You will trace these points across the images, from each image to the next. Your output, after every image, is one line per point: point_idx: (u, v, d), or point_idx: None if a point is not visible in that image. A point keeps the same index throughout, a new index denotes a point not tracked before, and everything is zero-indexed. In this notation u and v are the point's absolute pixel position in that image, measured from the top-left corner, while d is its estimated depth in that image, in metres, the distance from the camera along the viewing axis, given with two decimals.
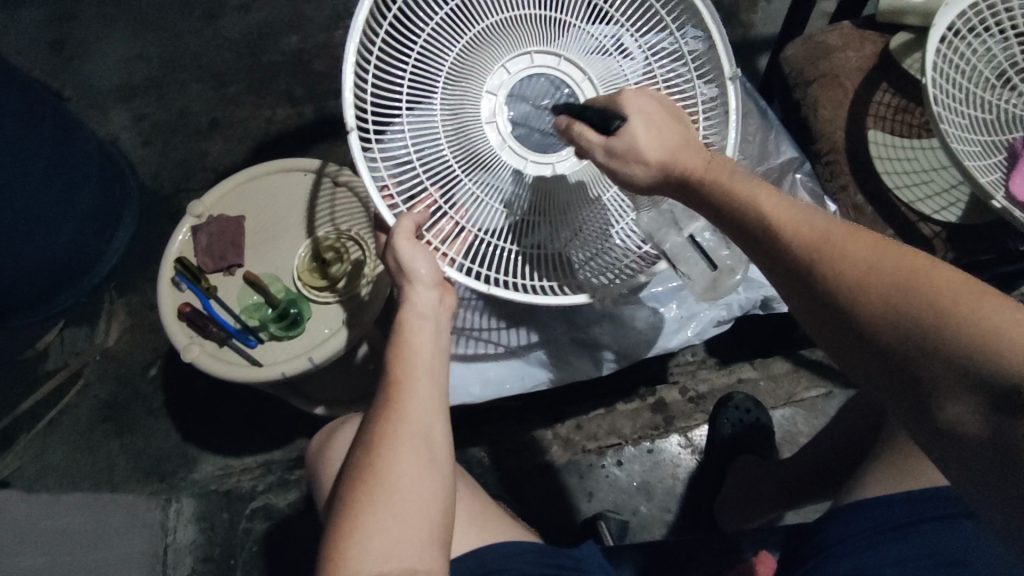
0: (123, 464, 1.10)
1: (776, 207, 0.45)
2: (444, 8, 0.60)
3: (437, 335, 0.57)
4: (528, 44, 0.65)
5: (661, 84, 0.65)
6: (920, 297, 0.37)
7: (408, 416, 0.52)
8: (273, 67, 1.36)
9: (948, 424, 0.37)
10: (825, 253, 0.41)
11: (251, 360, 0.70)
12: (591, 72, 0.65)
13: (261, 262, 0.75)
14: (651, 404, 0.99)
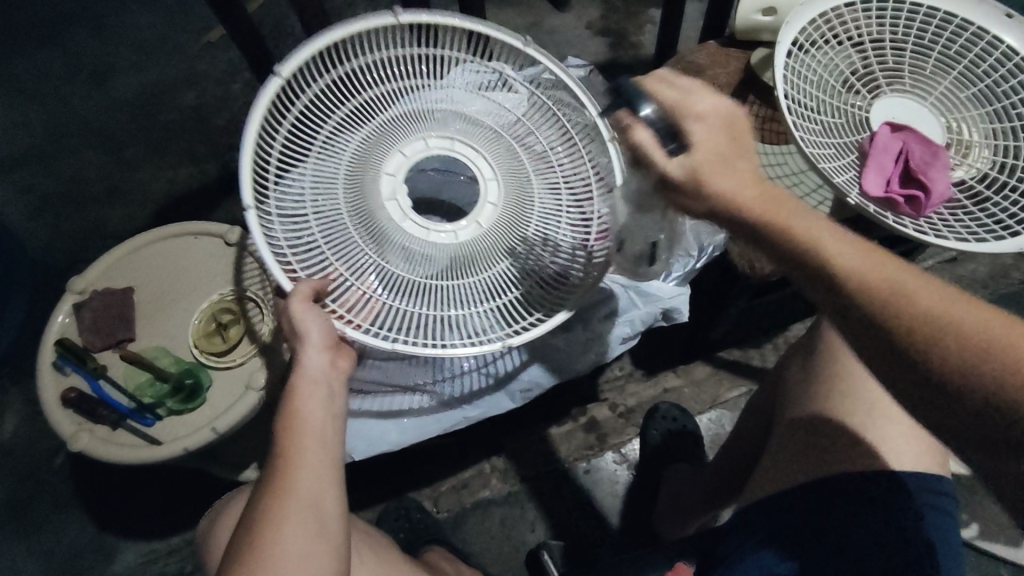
0: (33, 567, 1.02)
1: (811, 228, 0.45)
2: (349, 107, 0.65)
3: (331, 397, 0.57)
4: (427, 129, 0.67)
5: (558, 168, 0.69)
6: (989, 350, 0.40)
7: (296, 486, 0.51)
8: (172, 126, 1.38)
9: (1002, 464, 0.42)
10: (889, 294, 0.42)
11: (149, 440, 0.66)
12: (487, 152, 0.68)
13: (154, 333, 0.71)
14: (583, 424, 1.00)
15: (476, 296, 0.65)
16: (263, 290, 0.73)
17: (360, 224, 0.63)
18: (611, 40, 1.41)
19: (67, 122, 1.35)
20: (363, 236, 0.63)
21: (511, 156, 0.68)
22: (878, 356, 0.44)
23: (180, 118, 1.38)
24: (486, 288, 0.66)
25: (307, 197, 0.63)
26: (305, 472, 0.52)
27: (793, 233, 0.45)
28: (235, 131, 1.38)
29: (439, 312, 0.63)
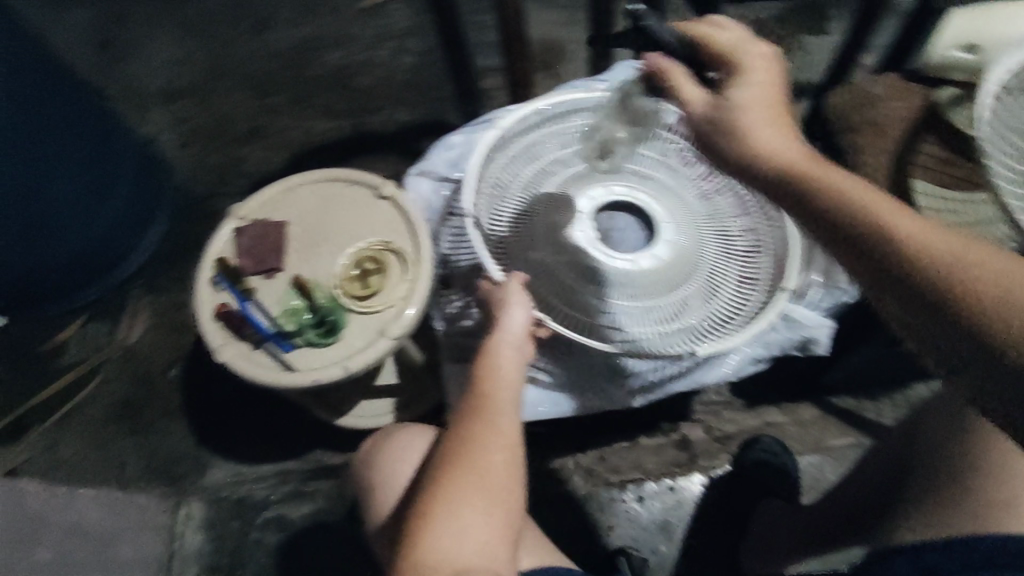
0: (135, 463, 1.10)
1: (926, 234, 0.41)
2: (543, 158, 0.73)
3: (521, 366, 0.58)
4: (610, 179, 0.73)
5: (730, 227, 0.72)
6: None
7: (499, 423, 0.54)
8: (315, 80, 1.43)
9: None
10: (949, 251, 0.40)
11: (284, 366, 0.69)
12: (665, 206, 0.72)
13: (300, 267, 0.74)
14: (675, 441, 0.98)
15: (649, 321, 0.67)
16: (409, 245, 0.74)
17: (551, 247, 0.69)
18: None
19: (226, 65, 1.43)
20: (553, 257, 0.69)
21: (686, 212, 0.72)
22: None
23: (324, 74, 1.43)
24: (659, 314, 0.68)
25: (505, 220, 0.71)
26: (502, 427, 0.54)
27: (880, 219, 0.42)
28: (372, 94, 1.42)
29: (616, 329, 0.67)
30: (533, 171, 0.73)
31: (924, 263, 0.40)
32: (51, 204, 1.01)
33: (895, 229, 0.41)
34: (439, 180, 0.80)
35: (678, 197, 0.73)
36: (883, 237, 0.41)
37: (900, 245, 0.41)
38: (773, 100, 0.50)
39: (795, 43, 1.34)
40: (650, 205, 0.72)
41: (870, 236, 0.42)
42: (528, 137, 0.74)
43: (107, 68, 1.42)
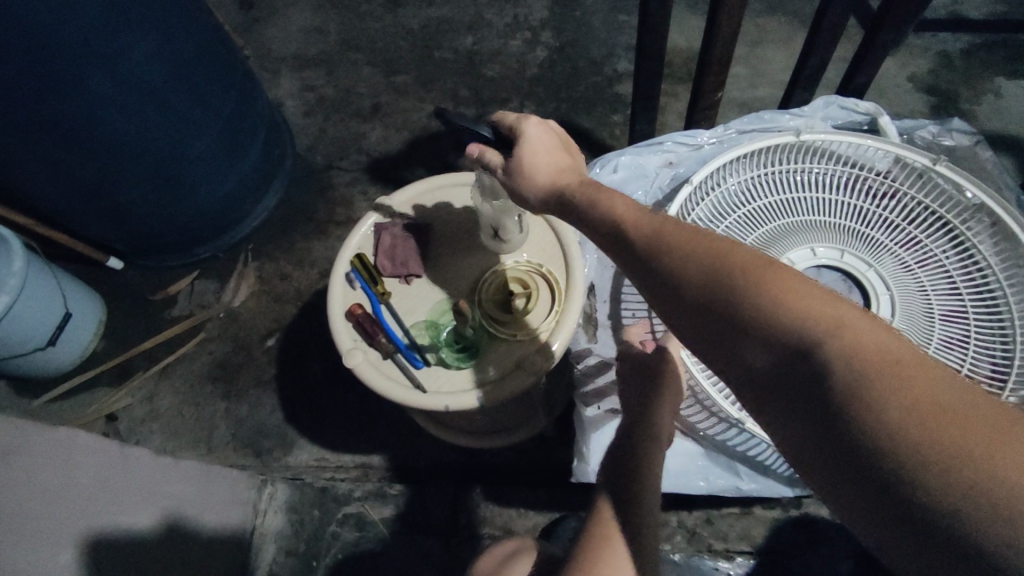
0: (224, 428, 1.09)
1: (709, 263, 0.42)
2: (739, 211, 0.70)
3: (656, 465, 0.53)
4: (813, 239, 0.69)
5: (966, 294, 0.64)
6: (768, 295, 0.38)
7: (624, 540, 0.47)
8: (443, 63, 1.38)
9: (849, 465, 0.33)
10: (689, 244, 0.44)
11: (415, 383, 0.65)
12: (879, 268, 0.68)
13: (444, 276, 0.70)
14: (794, 519, 0.87)
15: None
16: (561, 273, 0.69)
17: None
18: (937, 100, 1.20)
19: (356, 37, 1.42)
20: None
21: (907, 281, 0.67)
22: (799, 425, 0.36)
23: (453, 58, 1.38)
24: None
25: None
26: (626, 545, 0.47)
27: (661, 244, 0.45)
28: (499, 85, 1.34)
29: None
30: (735, 222, 0.70)
31: (705, 287, 0.41)
32: (179, 161, 0.99)
33: (676, 259, 0.44)
34: None
35: (903, 267, 0.67)
36: (673, 267, 0.43)
37: (677, 269, 0.43)
38: (550, 144, 0.57)
39: (982, 86, 1.19)
40: (860, 269, 0.68)
41: (652, 259, 0.45)
42: (727, 184, 0.71)
43: (247, 30, 1.44)
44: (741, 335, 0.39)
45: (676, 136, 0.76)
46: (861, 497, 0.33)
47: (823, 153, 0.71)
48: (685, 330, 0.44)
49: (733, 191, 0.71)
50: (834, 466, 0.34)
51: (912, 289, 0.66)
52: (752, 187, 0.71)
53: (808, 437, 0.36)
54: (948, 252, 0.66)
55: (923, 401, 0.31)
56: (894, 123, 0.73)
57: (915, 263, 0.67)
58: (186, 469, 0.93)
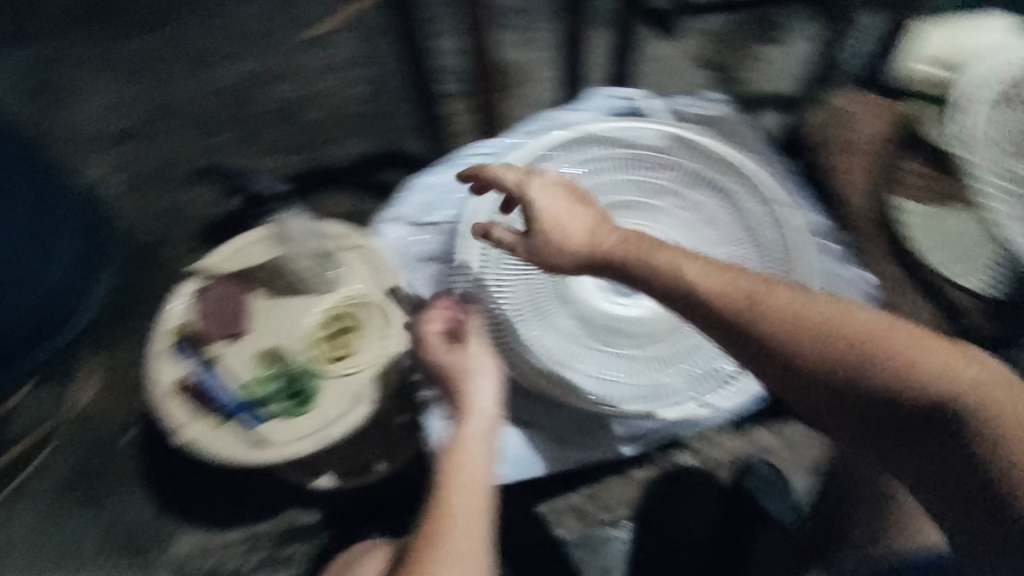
0: (94, 537, 1.02)
1: (791, 309, 0.51)
2: None
3: (480, 476, 0.54)
4: (609, 221, 0.75)
5: (742, 244, 0.73)
6: (845, 348, 0.50)
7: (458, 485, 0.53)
8: (263, 115, 1.37)
9: (931, 457, 0.49)
10: (740, 302, 0.51)
11: (259, 440, 0.65)
12: (671, 235, 0.75)
13: (265, 330, 0.69)
14: (664, 471, 0.96)
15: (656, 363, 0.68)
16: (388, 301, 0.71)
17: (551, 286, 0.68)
18: (716, 74, 1.37)
19: (165, 104, 1.37)
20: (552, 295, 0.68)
21: (696, 242, 0.75)
22: (885, 425, 0.50)
23: (275, 108, 1.37)
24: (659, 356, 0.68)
25: None
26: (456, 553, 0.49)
27: (717, 300, 0.52)
28: (326, 127, 1.36)
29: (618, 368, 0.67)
30: None
31: (774, 339, 0.51)
32: None
33: (760, 310, 0.51)
34: (416, 226, 0.72)
35: (690, 229, 0.75)
36: (791, 314, 0.51)
37: (770, 330, 0.51)
38: (570, 202, 0.60)
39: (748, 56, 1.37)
40: (655, 238, 0.75)
41: (713, 307, 0.52)
42: None
43: (44, 114, 1.35)
44: (848, 378, 0.50)
45: (471, 150, 0.79)
46: (981, 498, 0.47)
47: (604, 141, 0.77)
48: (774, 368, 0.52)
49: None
50: (959, 473, 0.48)
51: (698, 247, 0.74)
52: None
53: (944, 455, 0.48)
54: (722, 210, 0.75)
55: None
56: (655, 104, 0.81)
57: (700, 224, 0.75)
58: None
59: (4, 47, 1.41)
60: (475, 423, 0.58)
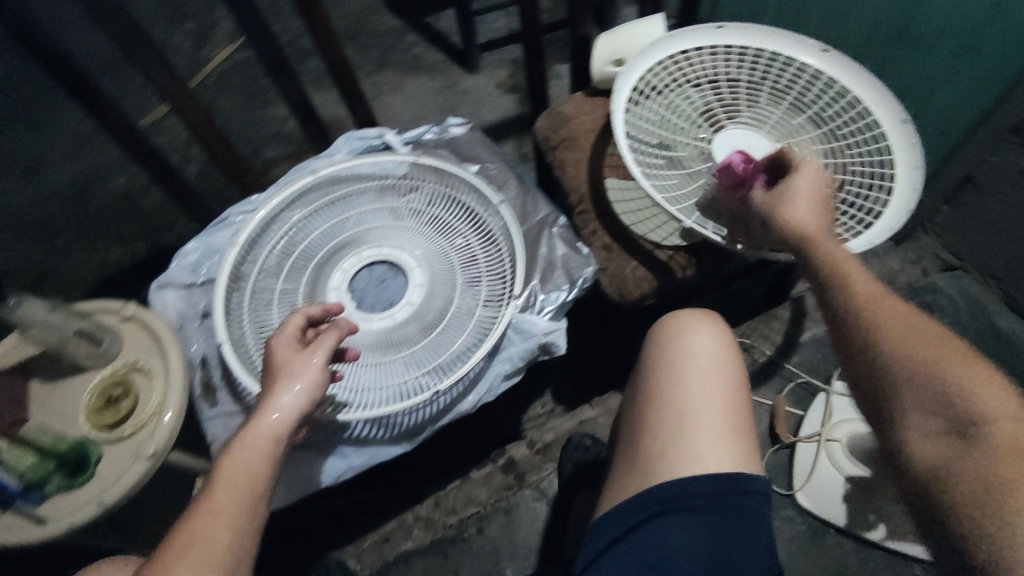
0: None
1: (889, 324, 0.58)
2: (295, 252, 0.81)
3: (256, 474, 0.56)
4: (356, 247, 0.82)
5: (475, 242, 0.81)
6: (917, 353, 0.56)
7: (230, 475, 0.55)
8: (103, 212, 1.44)
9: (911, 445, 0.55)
10: (864, 295, 0.59)
11: (36, 520, 0.67)
12: (414, 247, 0.82)
13: (42, 413, 0.73)
14: (502, 465, 1.03)
15: (400, 364, 0.74)
16: (155, 359, 0.76)
17: None
18: (518, 96, 1.54)
19: None
20: None
21: (437, 249, 0.81)
22: (899, 425, 0.55)
23: (110, 203, 1.43)
24: (405, 359, 0.74)
25: (273, 309, 0.78)
26: (197, 548, 0.51)
27: (868, 303, 0.59)
28: (162, 211, 1.43)
29: (370, 375, 0.73)
30: (296, 262, 0.81)
31: (860, 330, 0.59)
32: None
33: (849, 304, 0.60)
34: (184, 288, 0.83)
35: (431, 237, 0.82)
36: (860, 306, 0.59)
37: (870, 323, 0.58)
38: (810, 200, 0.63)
39: None
40: (399, 253, 0.81)
41: (850, 304, 0.59)
42: (277, 234, 0.82)
43: None
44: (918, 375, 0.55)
45: (235, 210, 0.86)
46: (921, 476, 0.53)
47: (346, 177, 0.85)
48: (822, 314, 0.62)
49: (285, 237, 0.82)
50: (908, 454, 0.54)
51: (440, 253, 0.81)
52: (300, 228, 0.83)
53: (923, 437, 0.54)
54: (457, 217, 0.83)
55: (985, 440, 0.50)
56: (396, 136, 0.91)
57: (442, 232, 0.82)
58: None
59: None
60: (265, 428, 0.58)
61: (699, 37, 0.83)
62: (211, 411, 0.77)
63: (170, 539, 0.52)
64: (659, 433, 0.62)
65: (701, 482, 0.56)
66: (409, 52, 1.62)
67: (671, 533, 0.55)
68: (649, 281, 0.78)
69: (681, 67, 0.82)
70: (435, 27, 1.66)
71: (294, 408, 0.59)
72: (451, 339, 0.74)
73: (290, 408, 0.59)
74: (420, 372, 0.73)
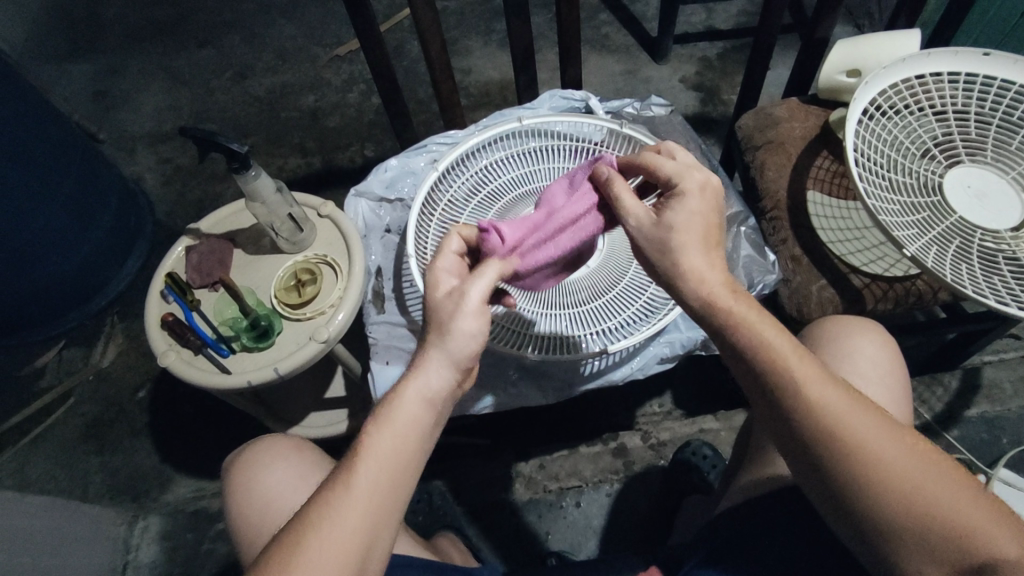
0: (99, 482, 1.12)
1: (827, 395, 0.48)
2: (482, 193, 0.84)
3: (404, 472, 0.49)
4: None
5: None
6: (847, 439, 0.47)
7: (370, 473, 0.48)
8: (289, 121, 1.55)
9: (862, 529, 0.48)
10: (786, 372, 0.49)
11: (221, 369, 0.75)
12: None
13: (241, 279, 0.82)
14: (612, 449, 1.02)
15: (566, 321, 0.76)
16: (342, 256, 0.82)
17: None
18: (701, 95, 1.50)
19: (208, 109, 1.57)
20: None
21: None
22: (856, 514, 0.48)
23: (298, 115, 1.55)
24: (570, 317, 0.76)
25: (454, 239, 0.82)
26: (345, 528, 0.46)
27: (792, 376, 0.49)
28: (341, 133, 1.52)
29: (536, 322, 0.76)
30: (480, 201, 0.84)
31: (803, 408, 0.48)
32: (35, 234, 1.06)
33: (779, 378, 0.49)
34: (377, 201, 0.89)
35: None
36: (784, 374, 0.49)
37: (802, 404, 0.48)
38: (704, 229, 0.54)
39: (734, 80, 1.50)
40: None
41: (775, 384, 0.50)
42: (472, 170, 0.85)
43: (102, 115, 1.57)
44: (852, 460, 0.47)
45: (435, 140, 0.91)
46: (885, 558, 0.48)
47: (545, 132, 0.86)
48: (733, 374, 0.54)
49: (477, 174, 0.85)
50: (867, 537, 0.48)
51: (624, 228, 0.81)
52: (492, 169, 0.85)
53: (871, 522, 0.47)
54: None
55: (941, 509, 0.45)
56: (599, 103, 0.92)
57: None
58: (37, 506, 0.94)
59: (76, 61, 1.66)
60: (413, 418, 0.50)
61: (957, 62, 0.76)
62: (377, 317, 0.83)
63: (290, 530, 0.46)
64: None
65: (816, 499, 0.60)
66: (599, 30, 1.62)
67: (725, 569, 0.61)
68: (834, 305, 0.75)
69: (927, 91, 0.76)
70: (630, 10, 1.65)
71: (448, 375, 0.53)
72: (621, 308, 0.76)
73: (442, 376, 0.52)
74: (584, 332, 0.75)
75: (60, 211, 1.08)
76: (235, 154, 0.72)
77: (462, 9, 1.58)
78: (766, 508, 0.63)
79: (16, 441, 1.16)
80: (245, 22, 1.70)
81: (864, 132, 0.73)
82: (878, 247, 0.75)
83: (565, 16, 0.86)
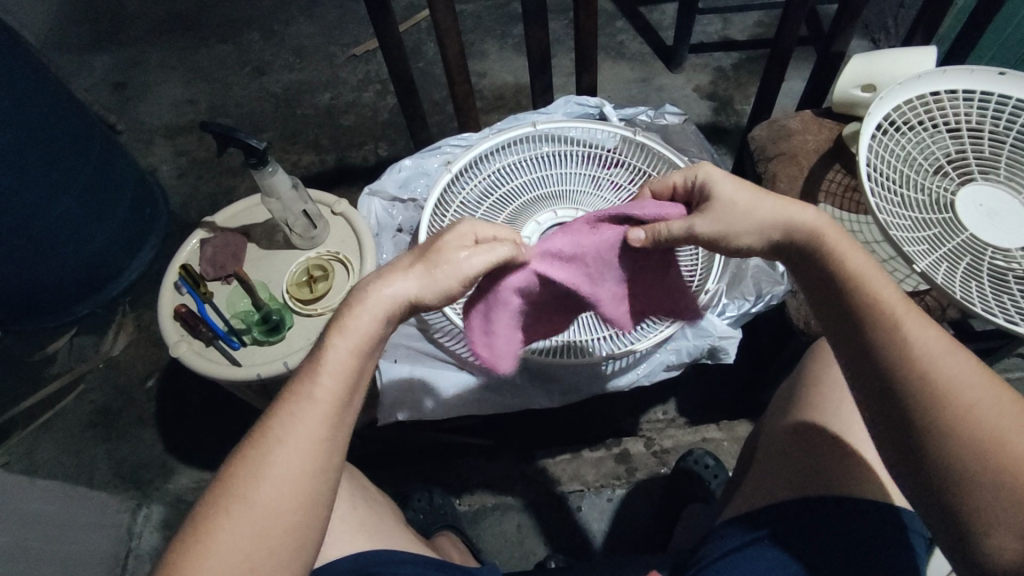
0: (105, 469, 1.14)
1: (922, 332, 0.49)
2: (493, 198, 0.85)
3: (333, 417, 0.50)
4: (556, 205, 0.84)
5: None
6: (935, 373, 0.47)
7: (297, 417, 0.49)
8: (304, 119, 1.56)
9: (930, 473, 0.47)
10: (877, 306, 0.50)
11: (232, 361, 0.76)
12: None
13: (254, 273, 0.83)
14: (615, 454, 1.02)
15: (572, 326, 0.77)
16: (354, 254, 0.83)
17: None
18: (715, 104, 1.50)
19: (225, 105, 1.59)
20: None
21: None
22: (924, 458, 0.47)
23: (314, 113, 1.56)
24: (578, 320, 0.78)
25: None
26: (271, 487, 0.47)
27: (882, 309, 0.50)
28: (355, 132, 1.53)
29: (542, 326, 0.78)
30: (492, 205, 0.84)
31: (891, 340, 0.49)
32: (52, 221, 1.07)
33: (871, 308, 0.51)
34: (390, 200, 0.90)
35: None
36: (870, 306, 0.51)
37: (891, 334, 0.49)
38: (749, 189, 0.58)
39: (748, 91, 1.51)
40: None
41: (865, 316, 0.51)
42: (485, 173, 0.86)
43: (120, 108, 1.59)
44: (933, 392, 0.47)
45: (450, 141, 0.92)
46: (950, 506, 0.47)
47: (560, 137, 0.87)
48: (821, 309, 0.55)
49: (490, 177, 0.86)
50: (931, 478, 0.47)
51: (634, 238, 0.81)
52: (504, 173, 0.86)
53: (945, 465, 0.46)
54: None
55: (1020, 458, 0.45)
56: (614, 109, 0.92)
57: None
58: (44, 490, 0.95)
59: (98, 53, 1.68)
60: (342, 363, 0.50)
61: (973, 81, 0.76)
62: None
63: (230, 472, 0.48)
64: (824, 445, 0.66)
65: (816, 506, 0.60)
66: (615, 37, 1.63)
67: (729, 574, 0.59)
68: None
69: (942, 108, 0.76)
70: (647, 18, 1.65)
71: (407, 296, 0.53)
72: None
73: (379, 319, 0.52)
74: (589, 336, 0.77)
75: (75, 200, 1.09)
76: (253, 150, 0.74)
77: (479, 12, 1.59)
78: (769, 518, 0.62)
79: (25, 425, 1.18)
80: (265, 19, 1.72)
81: (877, 147, 0.73)
82: (888, 262, 0.75)
83: (583, 23, 0.87)
